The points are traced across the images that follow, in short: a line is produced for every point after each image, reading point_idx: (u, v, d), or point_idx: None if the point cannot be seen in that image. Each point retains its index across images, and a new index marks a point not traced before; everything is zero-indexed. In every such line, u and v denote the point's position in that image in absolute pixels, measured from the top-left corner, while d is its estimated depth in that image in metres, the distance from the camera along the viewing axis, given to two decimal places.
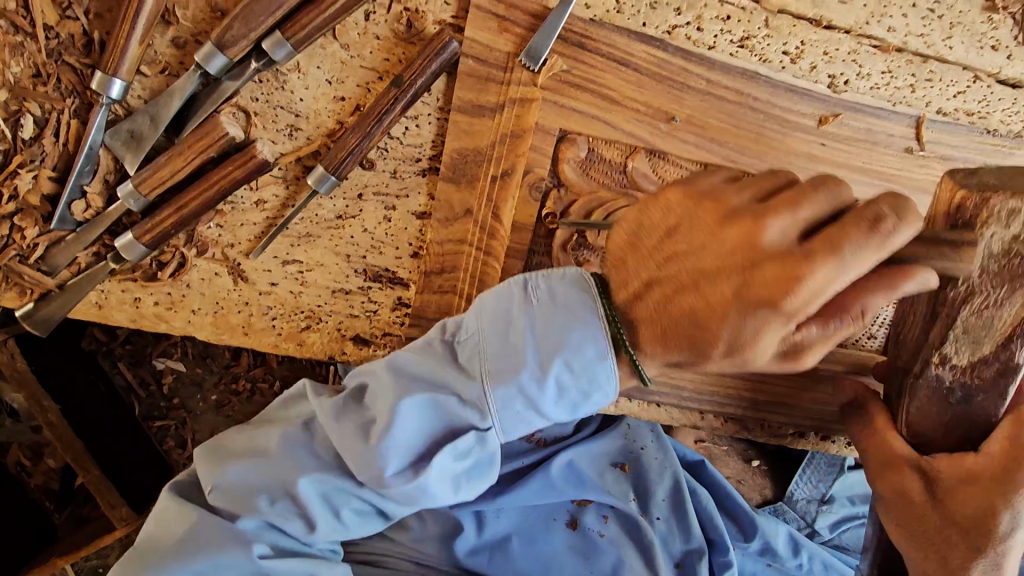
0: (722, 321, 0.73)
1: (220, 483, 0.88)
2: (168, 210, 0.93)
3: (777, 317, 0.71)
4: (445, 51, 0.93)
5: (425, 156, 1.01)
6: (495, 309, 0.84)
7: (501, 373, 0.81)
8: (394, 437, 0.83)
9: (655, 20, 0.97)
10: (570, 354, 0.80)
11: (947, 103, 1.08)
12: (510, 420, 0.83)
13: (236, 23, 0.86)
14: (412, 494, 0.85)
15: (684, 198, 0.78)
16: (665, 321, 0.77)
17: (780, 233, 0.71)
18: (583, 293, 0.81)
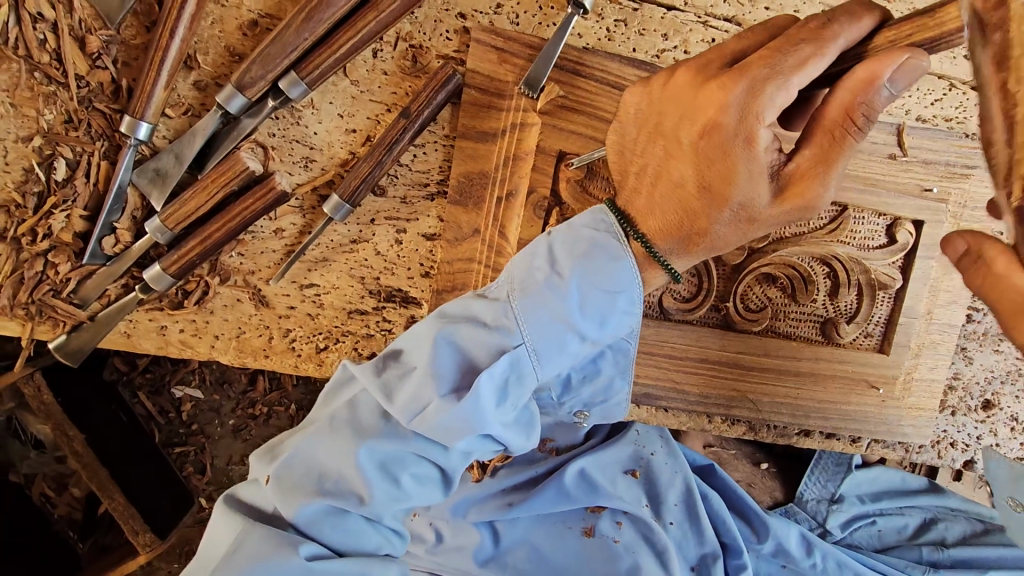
0: (730, 176, 0.75)
1: (273, 474, 0.88)
2: (194, 241, 0.98)
3: (756, 155, 0.73)
4: (449, 82, 0.99)
5: (433, 180, 1.07)
6: (520, 258, 0.86)
7: (528, 282, 0.83)
8: (432, 366, 0.82)
9: (644, 46, 1.06)
10: (594, 257, 0.82)
11: (925, 110, 1.15)
12: (543, 331, 0.83)
13: (254, 66, 0.93)
14: (460, 422, 0.82)
15: (642, 99, 0.83)
16: (678, 194, 0.80)
17: (716, 61, 0.76)
18: (607, 232, 0.83)
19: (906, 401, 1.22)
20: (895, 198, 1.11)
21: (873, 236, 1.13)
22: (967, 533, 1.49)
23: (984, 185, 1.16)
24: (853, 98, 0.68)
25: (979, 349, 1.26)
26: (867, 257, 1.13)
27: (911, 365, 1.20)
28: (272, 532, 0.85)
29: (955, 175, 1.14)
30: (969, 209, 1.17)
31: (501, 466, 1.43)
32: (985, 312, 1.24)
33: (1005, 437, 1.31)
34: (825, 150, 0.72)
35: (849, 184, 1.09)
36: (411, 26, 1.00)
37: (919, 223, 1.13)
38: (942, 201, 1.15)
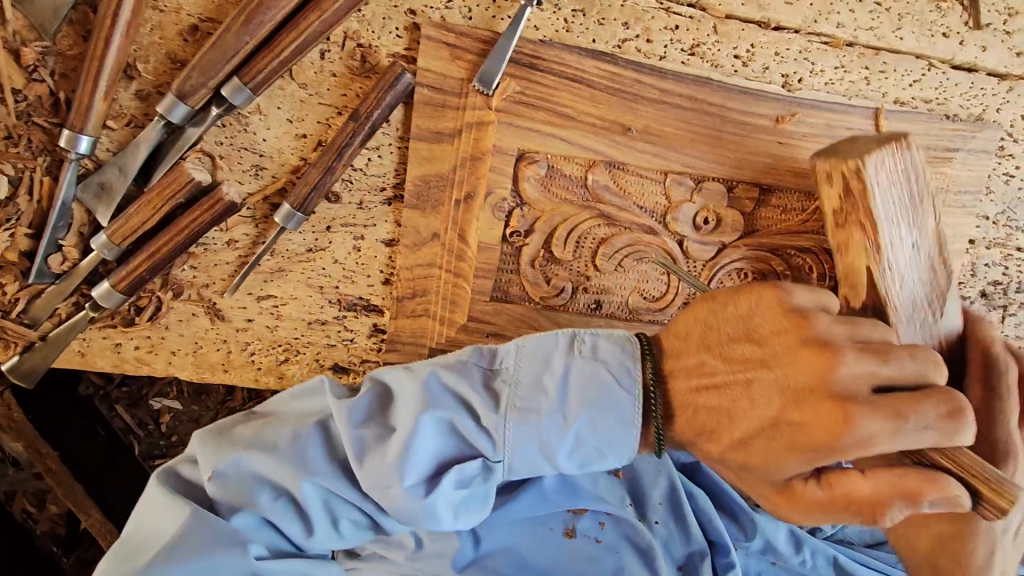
0: (850, 429, 0.71)
1: (218, 471, 0.86)
2: (141, 256, 0.95)
3: (880, 412, 0.71)
4: (400, 83, 0.95)
5: (389, 184, 1.03)
6: (535, 353, 0.88)
7: (526, 412, 0.85)
8: (413, 440, 0.83)
9: (605, 35, 1.00)
10: (595, 400, 0.85)
11: (904, 92, 1.08)
12: (521, 458, 0.86)
13: (194, 73, 0.89)
14: (416, 508, 0.84)
15: (771, 323, 0.79)
16: (765, 435, 0.78)
17: (831, 337, 0.75)
18: (627, 375, 0.86)
19: None
20: None
21: None
22: None
23: (968, 168, 1.11)
24: (917, 372, 0.74)
25: None
26: None
27: None
28: (221, 525, 0.84)
29: (937, 159, 1.10)
30: (953, 193, 1.12)
31: None
32: (970, 301, 1.20)
33: None
34: (899, 406, 0.71)
35: None
36: (358, 25, 0.96)
37: None
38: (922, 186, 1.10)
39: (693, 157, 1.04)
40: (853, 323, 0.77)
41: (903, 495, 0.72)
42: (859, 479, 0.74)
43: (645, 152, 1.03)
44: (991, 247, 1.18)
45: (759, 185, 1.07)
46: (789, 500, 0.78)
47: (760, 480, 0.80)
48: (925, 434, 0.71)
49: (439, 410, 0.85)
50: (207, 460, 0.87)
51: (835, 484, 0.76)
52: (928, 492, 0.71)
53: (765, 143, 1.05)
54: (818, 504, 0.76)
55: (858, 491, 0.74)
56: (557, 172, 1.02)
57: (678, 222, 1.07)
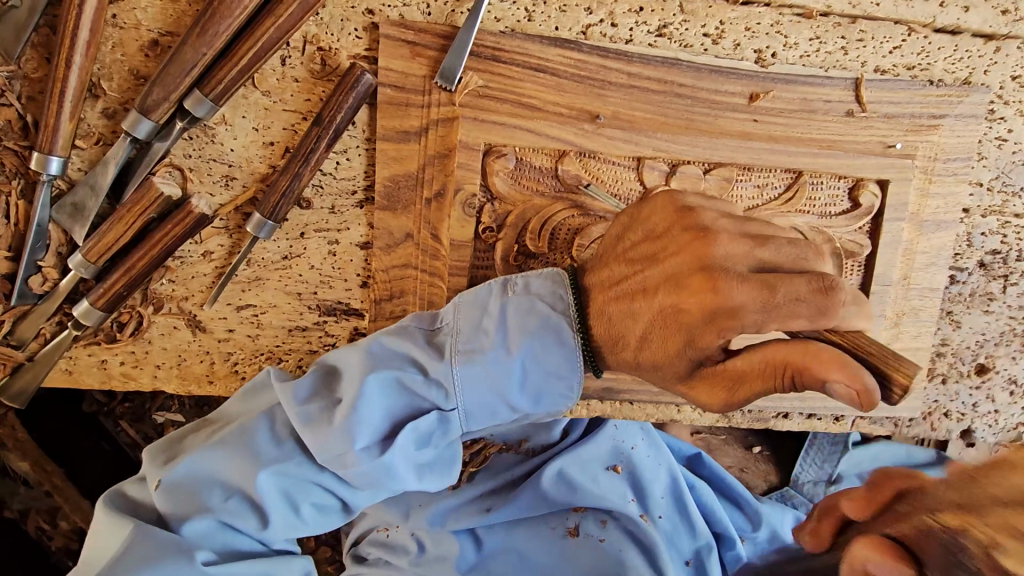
0: (724, 304, 0.69)
1: (165, 480, 0.88)
2: (117, 274, 0.95)
3: (748, 286, 0.69)
4: (360, 84, 0.94)
5: (359, 187, 1.02)
6: (471, 302, 0.89)
7: (470, 352, 0.86)
8: (359, 404, 0.85)
9: (567, 23, 0.98)
10: (533, 330, 0.84)
11: (884, 60, 1.04)
12: (474, 401, 0.87)
13: (155, 88, 0.90)
14: (374, 470, 0.86)
15: (665, 219, 0.78)
16: (661, 322, 0.76)
17: (726, 255, 0.72)
18: (559, 305, 0.85)
19: None
20: (856, 160, 1.05)
21: (835, 202, 1.07)
22: None
23: (956, 135, 1.07)
24: (795, 257, 0.71)
25: (968, 313, 1.17)
26: (829, 226, 1.07)
27: (889, 336, 1.14)
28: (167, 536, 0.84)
29: (922, 127, 1.06)
30: (942, 161, 1.08)
31: (478, 470, 1.34)
32: (971, 272, 1.15)
33: (1004, 403, 1.23)
34: (775, 281, 0.68)
35: (801, 149, 1.04)
36: (317, 29, 0.95)
37: (882, 181, 1.06)
38: (908, 157, 1.07)
39: (665, 141, 1.01)
40: (739, 217, 0.75)
41: (807, 361, 0.66)
42: (774, 347, 0.69)
43: (617, 139, 1.01)
44: (987, 214, 1.12)
45: (736, 166, 1.04)
46: (702, 382, 0.75)
47: (670, 372, 0.78)
48: (797, 309, 0.67)
49: (381, 371, 0.87)
50: (158, 470, 0.90)
51: (755, 349, 0.70)
52: (829, 373, 0.64)
53: (736, 122, 1.03)
54: (737, 375, 0.71)
55: (777, 352, 0.68)
56: (528, 164, 1.00)
57: None
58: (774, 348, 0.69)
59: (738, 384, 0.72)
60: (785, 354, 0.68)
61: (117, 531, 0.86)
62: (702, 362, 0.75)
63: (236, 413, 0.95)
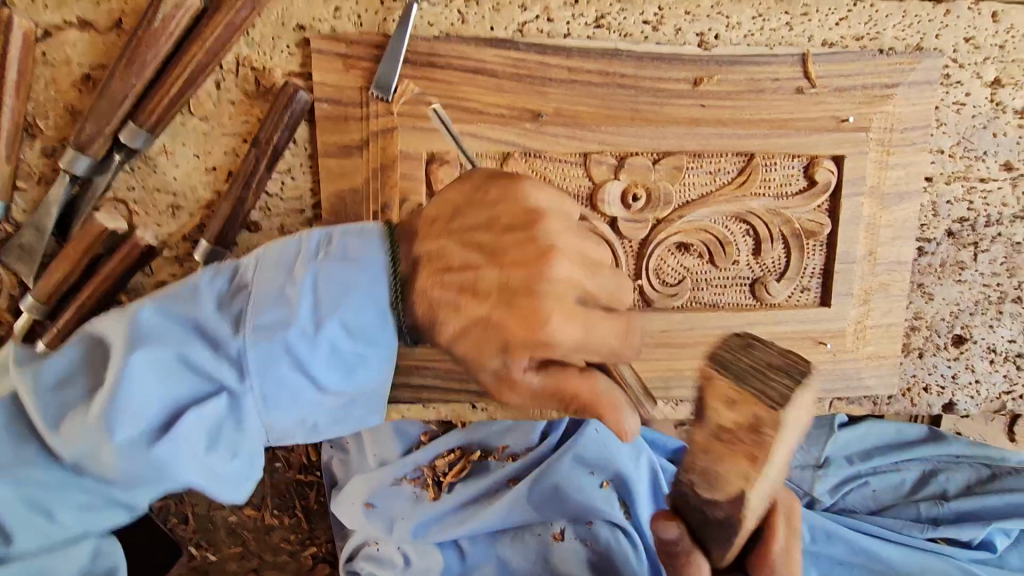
0: (545, 341, 0.68)
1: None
2: (68, 312, 0.95)
3: (668, 398, 0.73)
4: (295, 101, 0.93)
5: (307, 206, 1.01)
6: (274, 259, 0.77)
7: (268, 324, 0.73)
8: (129, 385, 0.71)
9: (501, 21, 0.96)
10: (327, 283, 0.74)
11: (831, 33, 1.01)
12: (267, 376, 0.74)
13: (88, 123, 0.89)
14: (141, 465, 0.72)
15: (605, 288, 0.77)
16: (555, 393, 0.76)
17: (657, 358, 0.74)
18: (376, 264, 0.76)
19: (861, 351, 1.13)
20: (809, 137, 1.03)
21: (791, 182, 1.05)
22: (971, 481, 1.37)
23: (911, 103, 1.04)
24: None
25: (939, 283, 1.15)
26: (787, 207, 1.05)
27: (861, 313, 1.12)
28: None
29: (875, 98, 1.03)
30: (899, 131, 1.05)
31: (456, 480, 1.31)
32: (939, 242, 1.13)
33: (985, 372, 1.20)
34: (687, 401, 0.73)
35: (751, 131, 1.01)
36: (248, 49, 0.94)
37: (837, 157, 1.04)
38: (863, 130, 1.04)
39: (611, 134, 1.00)
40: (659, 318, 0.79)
41: (658, 476, 0.75)
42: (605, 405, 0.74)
43: (562, 136, 0.99)
44: (951, 182, 1.09)
45: (686, 154, 1.02)
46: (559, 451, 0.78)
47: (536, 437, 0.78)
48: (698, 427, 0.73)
49: (155, 346, 0.73)
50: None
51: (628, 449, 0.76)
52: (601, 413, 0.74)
53: (683, 109, 1.00)
54: (594, 460, 0.76)
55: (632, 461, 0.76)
56: (469, 167, 0.97)
57: (603, 204, 1.01)
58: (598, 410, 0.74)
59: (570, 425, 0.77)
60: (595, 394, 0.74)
61: None
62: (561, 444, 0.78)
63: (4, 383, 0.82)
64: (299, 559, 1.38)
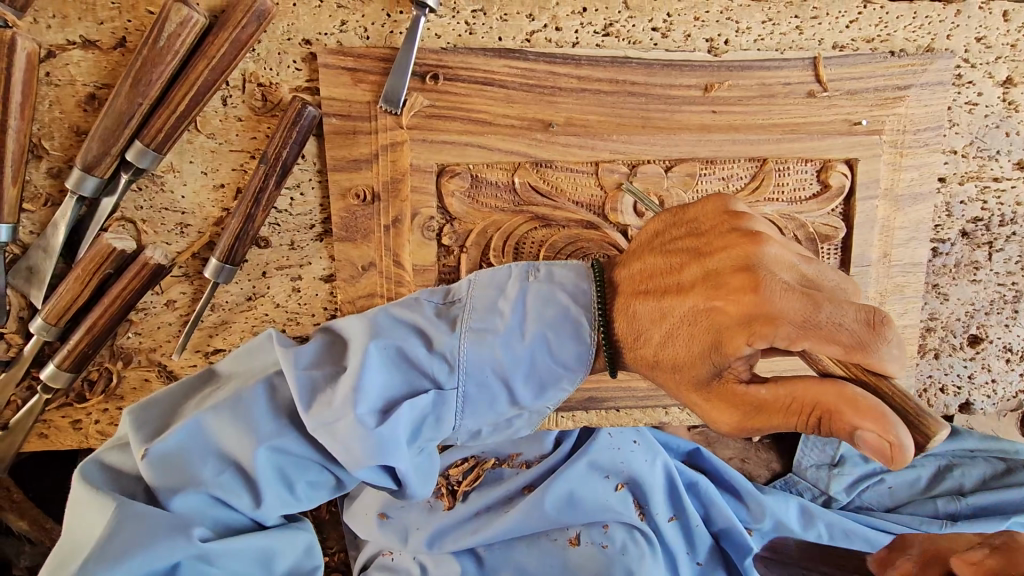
0: (766, 309, 0.67)
1: (153, 451, 0.78)
2: (79, 334, 0.94)
3: (793, 294, 0.67)
4: (304, 116, 0.92)
5: (317, 220, 1.00)
6: (489, 280, 0.84)
7: (480, 331, 0.81)
8: (360, 374, 0.77)
9: (510, 31, 0.95)
10: (545, 315, 0.81)
11: (842, 35, 1.00)
12: (474, 384, 0.82)
13: (95, 143, 0.88)
14: (367, 446, 0.77)
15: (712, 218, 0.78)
16: (691, 327, 0.74)
17: (774, 257, 0.71)
18: (579, 294, 0.83)
19: None
20: (821, 141, 1.02)
21: (803, 186, 1.04)
22: (986, 475, 1.40)
23: (923, 105, 1.04)
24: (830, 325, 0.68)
25: (954, 284, 1.14)
26: (800, 212, 1.04)
27: None
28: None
29: (887, 100, 1.02)
30: (912, 133, 1.04)
31: (470, 489, 1.31)
32: (953, 243, 1.12)
33: (1001, 371, 1.20)
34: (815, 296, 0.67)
35: (763, 136, 1.01)
36: (255, 65, 0.93)
37: (849, 160, 1.03)
38: (875, 132, 1.03)
39: (622, 142, 0.99)
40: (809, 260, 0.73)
41: (837, 405, 0.67)
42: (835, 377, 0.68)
43: (573, 146, 0.98)
44: (965, 182, 1.09)
45: (698, 160, 1.01)
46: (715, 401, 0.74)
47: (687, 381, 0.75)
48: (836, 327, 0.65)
49: (386, 340, 0.81)
50: (143, 439, 0.80)
51: (783, 382, 0.70)
52: (869, 423, 0.65)
53: (694, 115, 1.00)
54: (751, 402, 0.71)
55: (804, 390, 0.69)
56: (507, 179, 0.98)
57: (616, 212, 1.00)
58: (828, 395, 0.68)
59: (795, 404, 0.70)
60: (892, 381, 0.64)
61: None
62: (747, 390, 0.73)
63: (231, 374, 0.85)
64: None
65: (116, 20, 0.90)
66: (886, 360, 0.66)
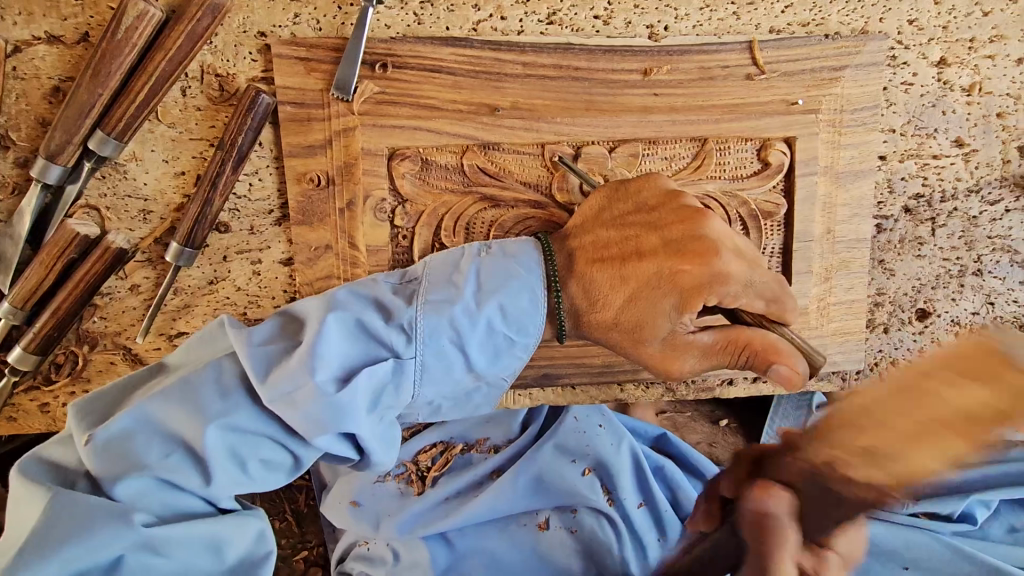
0: (719, 274, 0.84)
1: (96, 438, 0.80)
2: (44, 316, 0.97)
3: (740, 262, 0.86)
4: (258, 104, 0.96)
5: (275, 205, 1.04)
6: (444, 260, 0.89)
7: (435, 303, 0.84)
8: (318, 343, 0.80)
9: (457, 21, 1.00)
10: (498, 287, 0.85)
11: (778, 19, 1.04)
12: (430, 352, 0.84)
13: (58, 132, 0.93)
14: (326, 412, 0.79)
15: (658, 193, 0.92)
16: (651, 289, 0.86)
17: (718, 229, 0.87)
18: (523, 267, 0.88)
19: (826, 327, 1.15)
20: (760, 121, 1.06)
21: (745, 165, 1.08)
22: None
23: (859, 84, 1.07)
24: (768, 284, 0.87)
25: (899, 259, 1.17)
26: (743, 189, 1.08)
27: (823, 291, 1.14)
28: None
29: (823, 81, 1.06)
30: (850, 112, 1.08)
31: (439, 475, 1.35)
32: (896, 219, 1.15)
33: None
34: (752, 261, 0.87)
35: (703, 117, 1.05)
36: (212, 57, 0.98)
37: (787, 139, 1.07)
38: (813, 112, 1.07)
39: (568, 124, 1.03)
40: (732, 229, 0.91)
41: (762, 349, 0.85)
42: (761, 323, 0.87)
43: (519, 128, 1.02)
44: (904, 159, 1.12)
45: (641, 141, 1.05)
46: (666, 354, 0.87)
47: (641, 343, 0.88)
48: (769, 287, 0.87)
49: (346, 312, 0.83)
50: (85, 429, 0.82)
51: (723, 329, 0.87)
52: (782, 361, 0.85)
53: (636, 98, 1.04)
54: (698, 350, 0.87)
55: (744, 338, 0.86)
56: (452, 163, 1.02)
57: (563, 191, 1.03)
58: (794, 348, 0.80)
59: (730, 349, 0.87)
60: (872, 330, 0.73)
61: None
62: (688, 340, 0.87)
63: (185, 362, 0.89)
64: (289, 562, 1.38)
65: (79, 15, 0.95)
66: (791, 307, 0.89)
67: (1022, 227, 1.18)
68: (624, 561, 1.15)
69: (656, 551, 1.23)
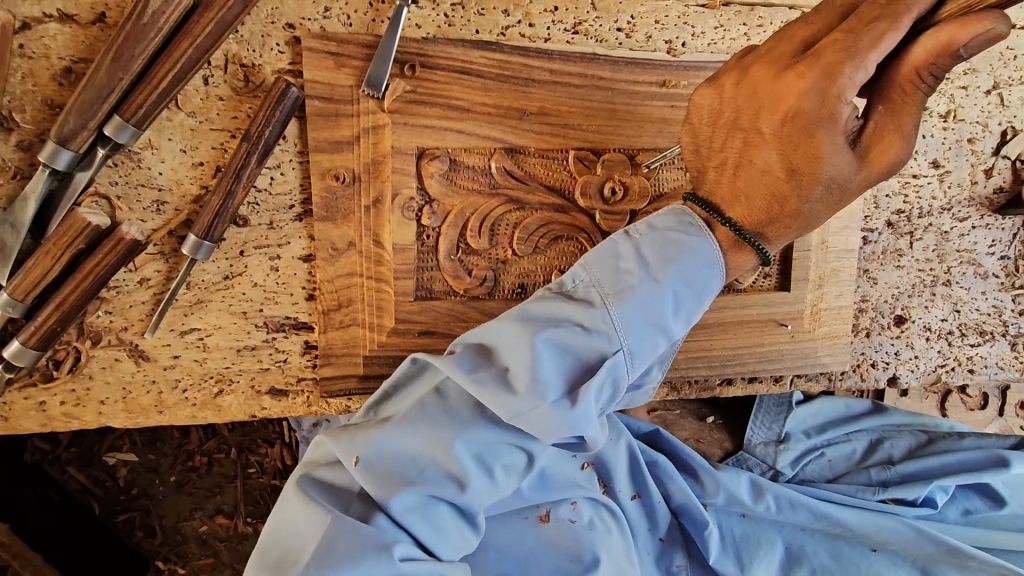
0: (829, 100, 0.74)
1: (363, 457, 0.83)
2: (48, 309, 0.91)
3: (824, 49, 0.74)
4: (287, 96, 0.93)
5: (297, 201, 1.02)
6: (602, 257, 0.88)
7: (572, 345, 0.85)
8: (537, 367, 0.82)
9: (487, 25, 1.02)
10: (684, 262, 0.85)
11: None
12: (640, 340, 0.86)
13: (71, 116, 0.87)
14: (571, 425, 0.83)
15: (717, 100, 0.85)
16: (791, 141, 0.79)
17: (784, 54, 0.79)
18: (692, 230, 0.87)
19: (817, 332, 1.24)
20: None
21: None
22: (912, 446, 1.53)
23: None
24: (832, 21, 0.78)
25: (882, 268, 1.27)
26: None
27: (816, 298, 1.22)
28: (359, 535, 0.79)
29: None
30: None
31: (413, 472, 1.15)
32: (881, 232, 1.25)
33: (922, 349, 1.34)
34: (836, 39, 0.74)
35: None
36: (238, 46, 0.95)
37: None
38: None
39: (591, 132, 1.07)
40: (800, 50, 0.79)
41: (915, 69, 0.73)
42: (784, 32, 0.81)
43: (546, 132, 1.05)
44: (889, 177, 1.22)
45: (658, 151, 1.10)
46: (869, 156, 0.78)
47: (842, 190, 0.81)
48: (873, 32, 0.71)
49: (483, 374, 0.84)
50: (297, 478, 0.87)
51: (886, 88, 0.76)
52: (937, 61, 0.71)
53: (656, 109, 1.09)
54: (892, 122, 0.76)
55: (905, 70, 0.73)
56: (479, 166, 1.04)
57: (585, 197, 1.08)
58: (792, 31, 0.81)
59: (888, 140, 0.77)
60: (843, 8, 0.79)
61: (316, 522, 0.81)
62: (861, 146, 0.78)
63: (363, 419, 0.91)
64: None
65: None
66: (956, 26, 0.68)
67: (985, 243, 1.31)
68: (625, 548, 1.16)
69: (645, 540, 1.31)
